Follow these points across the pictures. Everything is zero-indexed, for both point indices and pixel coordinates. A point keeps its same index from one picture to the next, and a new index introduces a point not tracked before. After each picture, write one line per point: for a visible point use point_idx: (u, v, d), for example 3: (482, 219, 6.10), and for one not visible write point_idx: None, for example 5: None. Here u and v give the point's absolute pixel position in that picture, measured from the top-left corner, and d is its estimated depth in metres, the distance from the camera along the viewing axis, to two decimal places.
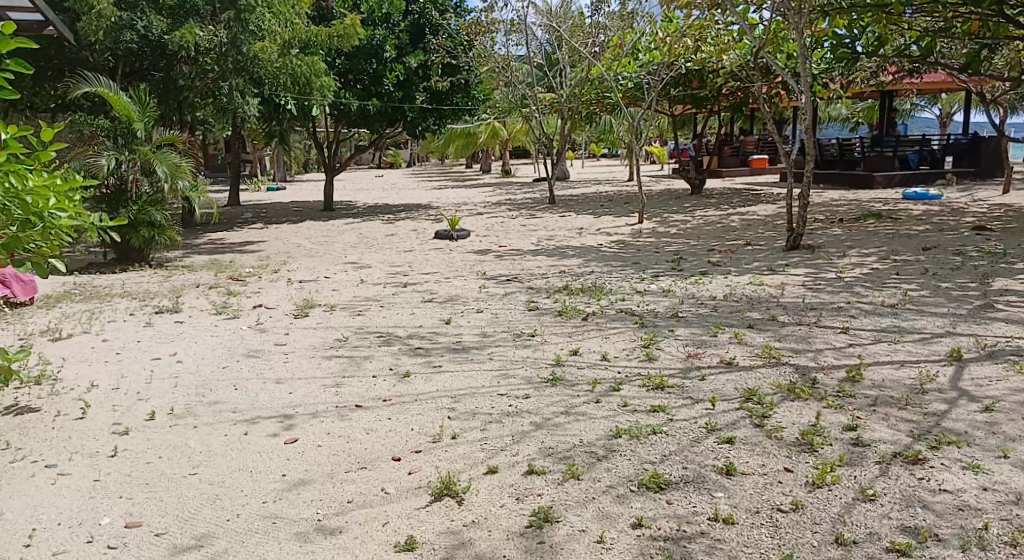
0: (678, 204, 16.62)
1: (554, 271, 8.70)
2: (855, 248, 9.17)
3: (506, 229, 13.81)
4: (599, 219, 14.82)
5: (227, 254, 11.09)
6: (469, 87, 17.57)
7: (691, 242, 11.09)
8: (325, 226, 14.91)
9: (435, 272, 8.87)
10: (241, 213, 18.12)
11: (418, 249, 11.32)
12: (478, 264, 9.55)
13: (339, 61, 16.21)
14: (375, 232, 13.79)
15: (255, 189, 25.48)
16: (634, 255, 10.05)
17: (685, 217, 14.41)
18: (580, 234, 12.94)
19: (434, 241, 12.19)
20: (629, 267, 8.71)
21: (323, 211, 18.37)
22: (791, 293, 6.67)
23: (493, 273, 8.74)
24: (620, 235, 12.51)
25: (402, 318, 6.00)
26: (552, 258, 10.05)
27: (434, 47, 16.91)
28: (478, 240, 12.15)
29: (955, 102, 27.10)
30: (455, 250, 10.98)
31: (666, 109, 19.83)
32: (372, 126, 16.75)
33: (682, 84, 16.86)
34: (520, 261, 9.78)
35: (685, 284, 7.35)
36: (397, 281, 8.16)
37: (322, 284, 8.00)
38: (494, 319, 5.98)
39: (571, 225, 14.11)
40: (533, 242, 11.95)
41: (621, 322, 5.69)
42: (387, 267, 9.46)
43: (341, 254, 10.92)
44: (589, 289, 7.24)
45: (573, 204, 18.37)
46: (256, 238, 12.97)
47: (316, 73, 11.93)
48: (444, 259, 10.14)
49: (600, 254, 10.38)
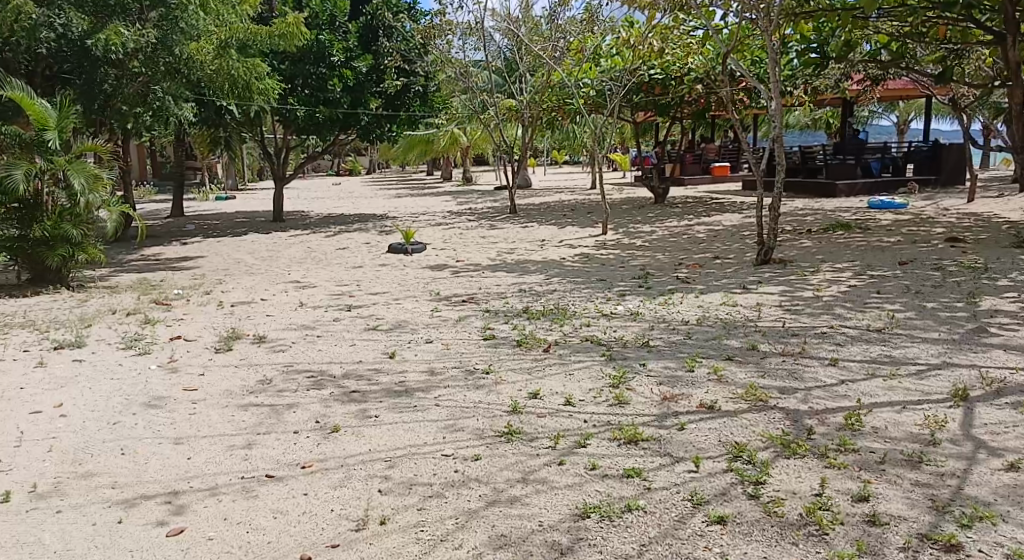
0: (641, 214, 16.15)
1: (512, 290, 8.08)
2: (829, 262, 8.68)
3: (463, 241, 13.15)
4: (562, 230, 14.26)
5: (159, 273, 10.32)
6: (425, 93, 16.89)
7: (656, 255, 10.58)
8: (273, 238, 14.14)
9: (384, 292, 8.19)
10: (185, 225, 17.28)
11: (368, 264, 10.59)
12: (432, 282, 8.87)
13: (283, 66, 15.40)
14: (324, 245, 13.04)
15: (203, 199, 24.53)
16: (599, 271, 9.49)
17: (650, 227, 13.92)
18: (542, 246, 12.34)
19: (386, 255, 11.49)
20: (592, 286, 8.13)
21: (273, 222, 17.58)
22: (768, 315, 6.11)
23: (447, 292, 8.08)
24: (583, 248, 11.96)
25: (339, 352, 5.30)
26: (512, 274, 9.43)
27: (386, 52, 16.19)
28: (434, 254, 11.47)
29: (915, 109, 27.00)
30: (409, 265, 10.30)
31: (629, 116, 19.37)
32: (322, 133, 16.00)
33: (643, 90, 16.36)
34: (478, 278, 9.14)
35: (653, 305, 6.79)
36: (341, 303, 7.46)
37: (258, 308, 7.27)
38: (443, 351, 5.31)
39: (533, 236, 13.51)
40: (492, 256, 11.33)
41: (585, 354, 5.08)
42: (333, 287, 8.74)
43: (284, 271, 10.18)
44: (551, 312, 6.63)
45: (535, 214, 17.77)
46: (196, 255, 12.18)
47: (255, 75, 11.25)
48: (395, 276, 9.43)
49: (562, 269, 9.80)
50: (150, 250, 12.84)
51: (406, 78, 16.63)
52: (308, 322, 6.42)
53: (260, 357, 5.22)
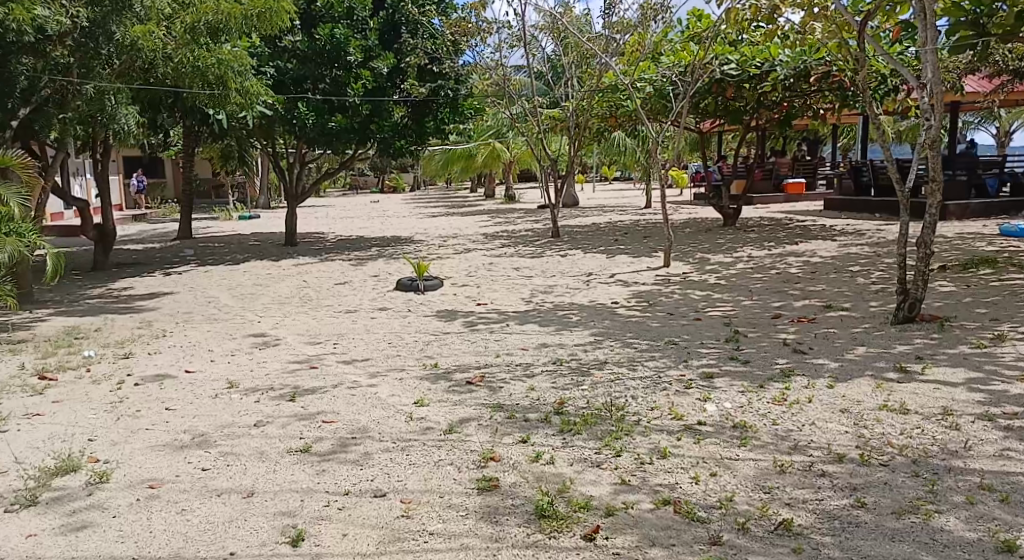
0: (710, 240, 13.60)
1: (545, 361, 5.65)
2: (1005, 323, 6.07)
3: (491, 275, 10.79)
4: (613, 261, 11.81)
5: (100, 317, 8.14)
6: (459, 100, 14.54)
7: (743, 302, 8.06)
8: (270, 267, 11.95)
9: (366, 358, 5.85)
10: (181, 247, 15.24)
11: (363, 308, 8.31)
12: (435, 341, 6.50)
13: (289, 66, 12.91)
14: (327, 277, 10.81)
15: (226, 217, 22.58)
16: (667, 326, 6.97)
17: (723, 258, 11.38)
18: (590, 283, 9.90)
19: (394, 294, 9.21)
20: (662, 357, 5.64)
21: (283, 245, 15.48)
22: (980, 444, 3.58)
23: (452, 362, 5.69)
24: (641, 286, 9.48)
25: (209, 528, 2.96)
26: (547, 329, 7.00)
27: (408, 50, 13.85)
28: (451, 294, 9.13)
29: (1017, 119, 23.88)
30: (415, 311, 7.98)
31: (693, 123, 16.82)
32: (334, 147, 13.53)
33: (713, 92, 13.89)
34: (499, 334, 6.73)
35: (766, 406, 4.29)
36: (294, 381, 5.11)
37: (168, 392, 4.94)
38: (398, 526, 2.93)
39: (578, 269, 11.08)
40: (524, 298, 8.94)
41: (669, 551, 2.72)
42: (301, 346, 6.42)
43: (256, 318, 7.93)
44: (602, 414, 4.18)
45: (581, 238, 15.36)
46: (167, 288, 9.99)
47: (236, 68, 8.92)
48: (390, 328, 7.11)
49: (615, 321, 7.33)
50: (118, 282, 10.74)
51: (429, 79, 14.16)
52: (215, 431, 4.02)
53: (63, 544, 2.90)
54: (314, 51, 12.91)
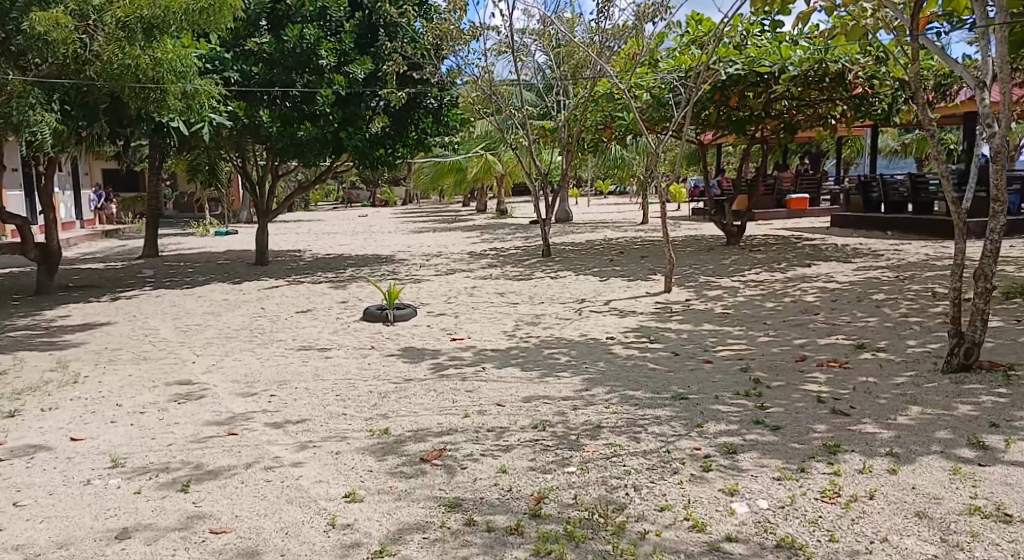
0: (714, 261, 12.58)
1: (524, 424, 4.57)
2: None
3: (472, 302, 9.72)
4: (608, 285, 10.76)
5: (12, 356, 7.00)
6: (442, 108, 13.76)
7: (758, 340, 7.00)
8: (231, 290, 10.87)
9: (304, 416, 4.76)
10: (141, 267, 14.11)
11: (321, 344, 7.24)
12: (394, 391, 5.42)
13: (254, 70, 11.69)
14: (291, 302, 9.74)
15: (202, 233, 21.47)
16: (673, 373, 5.90)
17: (730, 284, 10.35)
18: (582, 312, 8.85)
19: (361, 325, 8.16)
20: (669, 419, 4.57)
21: (253, 265, 14.38)
22: None
23: (409, 424, 4.60)
24: (640, 318, 8.42)
25: None
26: (529, 375, 5.92)
27: (385, 54, 12.76)
28: (425, 326, 8.08)
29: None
30: (380, 350, 6.92)
31: (692, 136, 15.85)
32: (306, 159, 12.35)
33: (716, 100, 13.00)
34: (471, 381, 5.66)
35: (816, 505, 3.22)
36: (200, 455, 4.03)
37: (31, 475, 3.82)
38: None
39: (569, 295, 10.03)
40: (506, 331, 7.86)
41: None
42: (230, 397, 5.34)
43: (193, 356, 6.84)
44: (594, 520, 3.12)
45: (574, 258, 14.35)
46: (105, 317, 8.88)
47: (176, 67, 8.03)
48: (344, 372, 6.04)
49: (610, 365, 6.25)
50: (57, 308, 9.63)
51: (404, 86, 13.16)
52: (54, 550, 3.03)
53: None
54: (280, 54, 11.76)
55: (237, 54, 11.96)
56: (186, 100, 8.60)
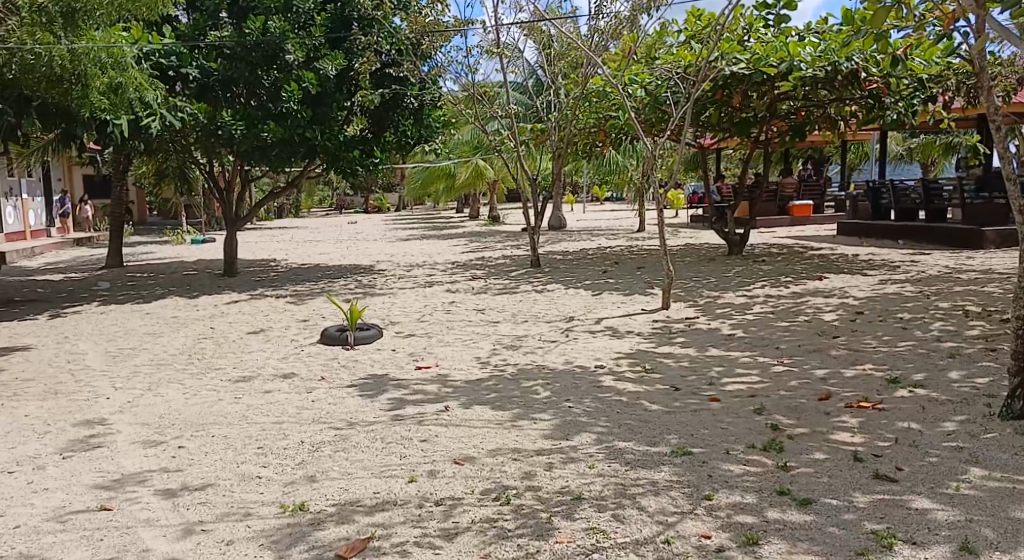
0: (715, 273, 11.64)
1: (485, 491, 3.62)
2: None
3: (447, 319, 8.76)
4: (601, 300, 9.79)
5: None
6: (423, 108, 12.71)
7: (771, 371, 6.07)
8: (186, 304, 9.90)
9: (204, 476, 3.83)
10: (97, 278, 13.07)
11: (266, 373, 6.27)
12: (334, 438, 4.47)
13: (213, 66, 10.75)
14: (248, 319, 8.76)
15: (178, 241, 20.43)
16: (671, 417, 4.96)
17: (734, 299, 9.42)
18: (571, 333, 7.88)
19: (317, 348, 7.19)
20: (668, 487, 3.65)
21: (221, 276, 13.42)
22: None
23: (340, 490, 3.64)
24: (635, 340, 7.46)
25: None
26: (502, 416, 4.96)
27: (359, 48, 11.82)
28: (390, 350, 7.11)
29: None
30: (332, 381, 5.95)
31: (692, 138, 14.96)
32: (273, 162, 11.41)
33: (718, 99, 12.07)
34: (429, 424, 4.71)
35: None
36: (50, 545, 3.11)
37: None
38: None
39: (556, 312, 9.07)
40: (480, 357, 6.89)
41: None
42: (129, 447, 4.37)
43: (109, 388, 5.84)
44: None
45: (566, 268, 13.42)
46: (32, 338, 7.86)
47: (102, 57, 7.45)
48: (280, 411, 5.07)
49: (598, 403, 5.29)
50: None
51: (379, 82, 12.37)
52: None
53: None
54: (242, 48, 10.61)
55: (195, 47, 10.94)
56: (112, 94, 7.78)
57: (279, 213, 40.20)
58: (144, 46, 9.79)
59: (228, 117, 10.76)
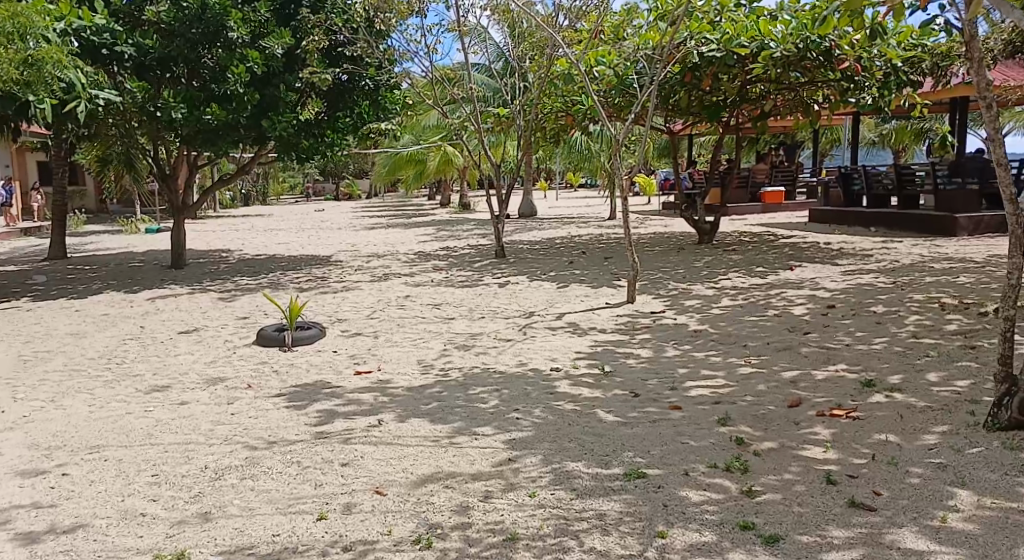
0: (685, 263, 11.19)
1: (404, 532, 3.12)
2: None
3: (399, 316, 8.23)
4: (563, 294, 9.30)
5: None
6: (378, 90, 12.15)
7: (738, 373, 5.60)
8: (121, 301, 9.27)
9: (79, 514, 3.37)
10: (35, 272, 12.38)
11: (187, 382, 5.70)
12: (244, 462, 3.95)
13: (149, 44, 10.14)
14: (183, 317, 8.16)
15: (131, 230, 19.66)
16: (627, 430, 4.47)
17: (702, 292, 8.97)
18: (528, 330, 7.39)
19: (251, 351, 6.64)
20: (615, 522, 3.17)
21: (168, 268, 12.79)
22: None
23: (235, 533, 3.14)
24: (594, 338, 6.98)
25: None
26: (439, 431, 4.45)
27: (307, 26, 11.17)
28: (331, 352, 6.57)
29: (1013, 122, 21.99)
30: (258, 390, 5.42)
31: (660, 123, 14.50)
32: (217, 148, 10.81)
33: (686, 82, 11.60)
34: (355, 442, 4.19)
35: None
36: None
37: None
38: None
39: (515, 308, 8.56)
40: (427, 359, 6.36)
41: None
42: (6, 475, 3.85)
43: (8, 400, 5.27)
44: None
45: (531, 258, 12.91)
46: None
47: (6, 26, 7.19)
48: (191, 429, 4.53)
49: (549, 414, 4.80)
50: None
51: (331, 60, 11.72)
52: None
53: None
54: (179, 22, 10.19)
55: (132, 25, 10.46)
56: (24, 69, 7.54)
57: (245, 201, 39.29)
58: (73, 21, 9.37)
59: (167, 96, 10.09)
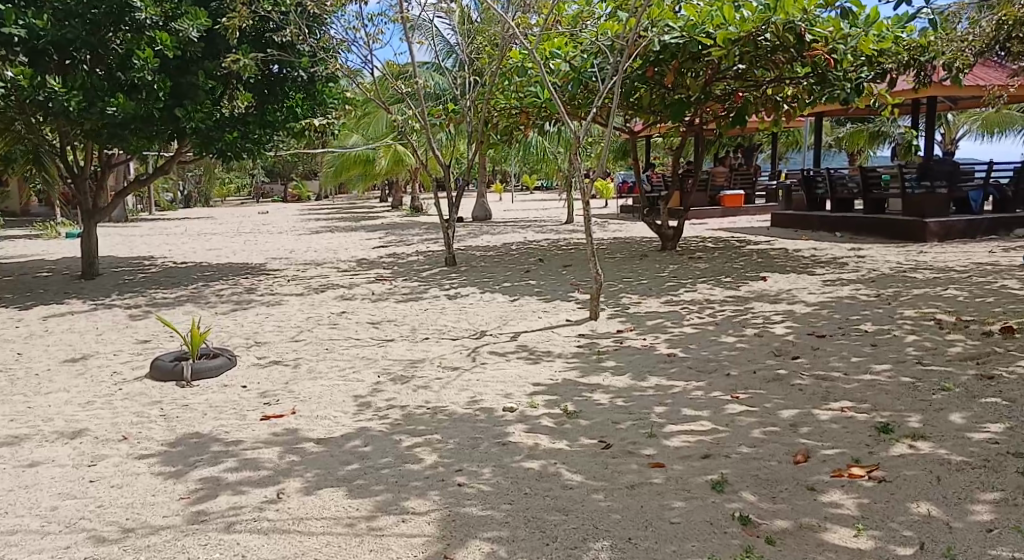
0: (648, 273, 10.33)
1: None
2: None
3: (328, 337, 7.19)
4: (517, 309, 8.36)
5: None
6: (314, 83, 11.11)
7: (724, 413, 4.67)
8: (11, 322, 8.13)
9: None
10: None
11: (49, 437, 4.67)
12: None
13: (41, 24, 9.08)
14: (74, 344, 7.07)
15: (52, 235, 18.27)
16: (595, 500, 3.52)
17: (670, 307, 8.09)
18: (475, 356, 6.41)
19: (143, 390, 5.59)
20: None
21: (79, 279, 11.60)
22: None
23: None
24: (550, 366, 6.04)
25: None
26: (357, 508, 3.49)
27: (229, 6, 10.24)
28: (238, 390, 5.54)
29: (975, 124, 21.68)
30: (131, 449, 4.49)
31: (620, 123, 13.64)
32: (126, 145, 9.79)
33: (648, 77, 10.72)
34: (238, 531, 3.24)
35: None
36: None
37: None
38: None
39: (461, 326, 7.59)
40: (353, 395, 5.34)
41: None
42: None
43: None
44: None
45: (482, 267, 11.92)
46: None
47: None
48: (28, 508, 3.63)
49: (498, 476, 3.85)
50: None
51: (259, 49, 10.71)
52: None
53: None
54: (76, 1, 9.25)
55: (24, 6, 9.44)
56: None
57: (186, 202, 37.72)
58: None
59: (57, 85, 9.05)
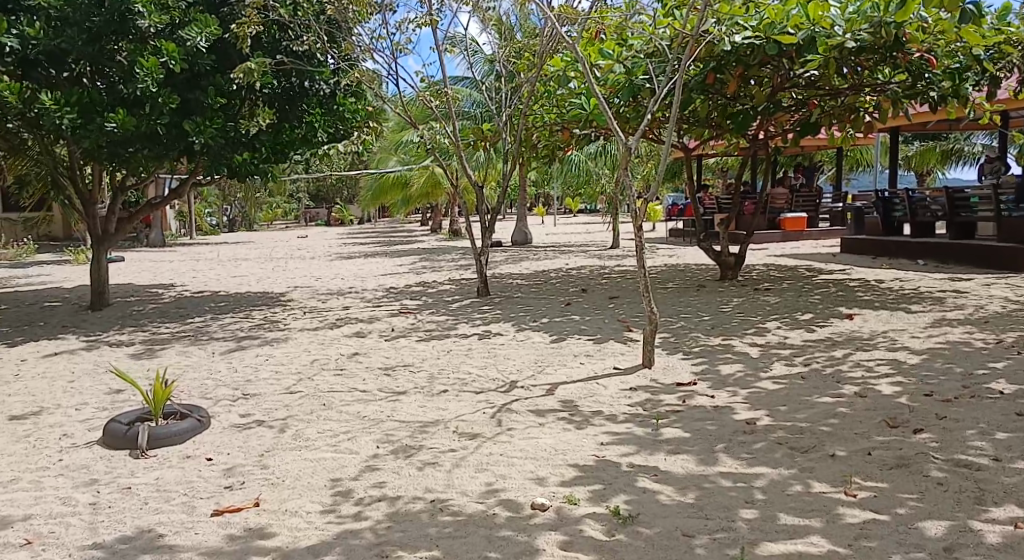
0: (711, 307, 8.99)
1: None
2: None
3: (330, 387, 6.01)
4: (558, 352, 7.09)
5: None
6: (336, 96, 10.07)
7: (843, 524, 3.34)
8: None
9: None
10: None
11: None
12: None
13: (32, 33, 8.14)
14: (36, 394, 6.00)
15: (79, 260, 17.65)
16: None
17: (741, 352, 6.74)
18: (502, 417, 5.15)
19: (84, 462, 4.46)
20: None
21: (85, 310, 10.67)
22: None
23: None
24: (595, 434, 4.75)
25: None
26: None
27: (241, 11, 9.27)
28: (199, 465, 4.37)
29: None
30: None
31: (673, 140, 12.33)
32: (127, 165, 8.81)
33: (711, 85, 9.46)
34: None
35: None
36: None
37: None
38: None
39: (491, 374, 6.35)
40: (339, 477, 4.11)
41: None
42: None
43: None
44: None
45: (520, 298, 10.71)
46: None
47: None
48: None
49: None
50: None
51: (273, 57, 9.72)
52: None
53: None
54: (72, 8, 8.32)
55: (15, 15, 8.52)
56: None
57: (230, 226, 37.39)
58: None
59: (48, 100, 8.08)
